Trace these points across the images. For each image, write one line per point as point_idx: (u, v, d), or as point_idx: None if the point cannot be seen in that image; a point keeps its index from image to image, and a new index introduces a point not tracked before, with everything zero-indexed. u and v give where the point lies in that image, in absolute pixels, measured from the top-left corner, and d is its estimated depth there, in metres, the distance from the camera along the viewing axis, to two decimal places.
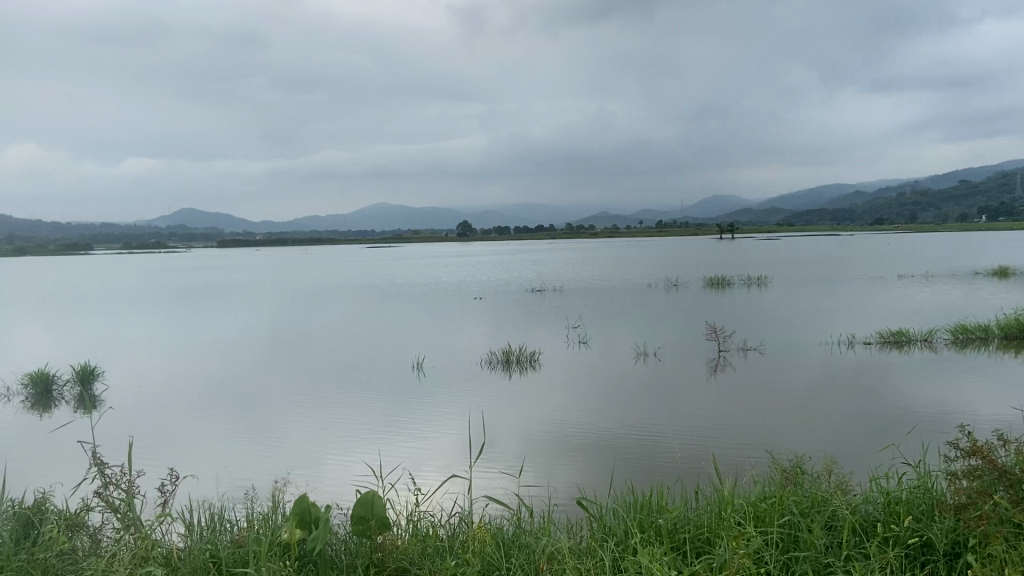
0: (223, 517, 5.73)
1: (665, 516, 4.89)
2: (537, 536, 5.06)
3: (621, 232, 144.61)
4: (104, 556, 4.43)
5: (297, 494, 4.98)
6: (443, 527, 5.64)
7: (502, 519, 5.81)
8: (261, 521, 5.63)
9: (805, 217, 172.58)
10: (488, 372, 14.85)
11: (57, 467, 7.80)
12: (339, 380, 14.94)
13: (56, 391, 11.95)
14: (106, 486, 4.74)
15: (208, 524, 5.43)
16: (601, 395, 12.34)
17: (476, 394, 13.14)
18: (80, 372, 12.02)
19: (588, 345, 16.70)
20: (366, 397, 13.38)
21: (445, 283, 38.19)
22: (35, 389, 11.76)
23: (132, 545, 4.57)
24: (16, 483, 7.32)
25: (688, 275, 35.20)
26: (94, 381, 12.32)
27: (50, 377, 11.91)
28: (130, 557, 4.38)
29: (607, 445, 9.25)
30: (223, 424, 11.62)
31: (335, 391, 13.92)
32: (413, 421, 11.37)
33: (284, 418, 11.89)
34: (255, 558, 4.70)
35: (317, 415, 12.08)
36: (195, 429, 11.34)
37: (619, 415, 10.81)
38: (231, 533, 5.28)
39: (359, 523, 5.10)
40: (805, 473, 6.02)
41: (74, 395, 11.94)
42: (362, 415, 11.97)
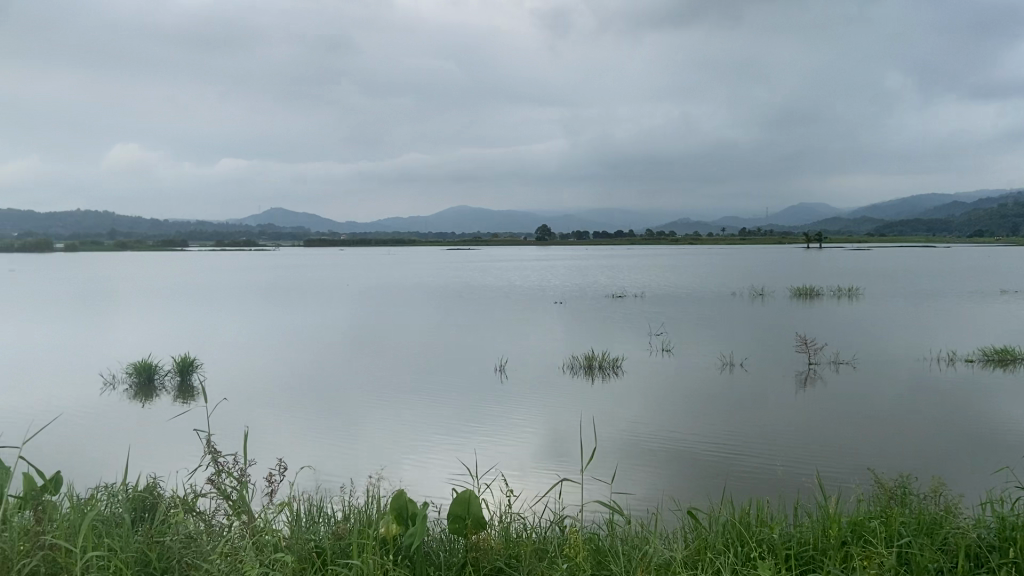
0: (322, 510, 5.89)
1: (770, 532, 4.78)
2: (635, 544, 5.01)
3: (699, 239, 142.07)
4: (218, 540, 4.59)
5: (396, 489, 5.10)
6: (537, 530, 5.65)
7: (595, 525, 5.78)
8: (357, 516, 5.77)
9: (893, 230, 166.22)
10: (571, 376, 14.84)
11: (166, 453, 8.16)
12: (421, 380, 15.14)
13: (158, 380, 12.52)
14: (218, 474, 4.89)
15: (309, 515, 5.56)
16: (684, 403, 12.20)
17: (559, 398, 13.17)
18: (181, 364, 12.57)
19: (672, 354, 16.47)
20: (448, 397, 13.54)
21: (523, 287, 38.23)
22: (139, 378, 12.35)
23: (244, 533, 4.71)
24: (129, 466, 7.71)
25: (772, 284, 34.31)
26: (193, 372, 12.88)
27: (153, 367, 12.48)
28: (243, 544, 4.53)
29: (695, 455, 9.13)
30: (308, 419, 11.90)
31: (416, 391, 14.14)
32: (495, 424, 11.46)
33: (369, 416, 12.13)
34: (359, 551, 4.83)
35: (397, 415, 12.18)
36: (286, 423, 11.72)
37: (706, 426, 10.65)
38: (331, 525, 5.41)
39: (455, 522, 5.17)
40: (911, 493, 5.78)
41: (174, 385, 12.49)
42: (446, 415, 12.12)
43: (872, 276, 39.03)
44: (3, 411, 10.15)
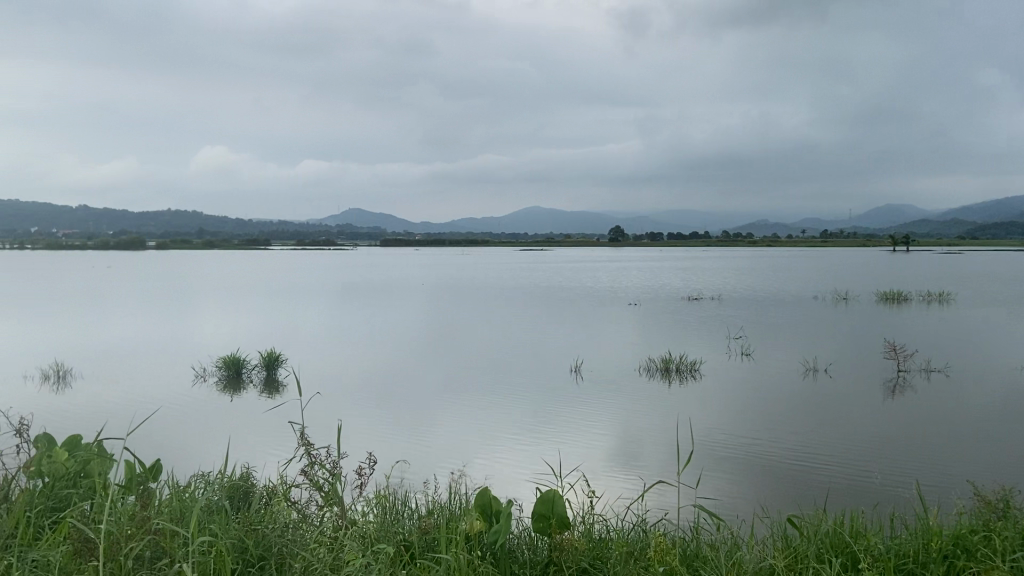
0: (406, 504, 5.99)
1: (866, 541, 4.64)
2: (724, 550, 4.94)
3: (775, 241, 138.61)
4: (310, 530, 4.70)
5: (481, 487, 5.19)
6: (621, 532, 5.61)
7: (680, 530, 5.71)
8: (440, 512, 5.84)
9: (984, 233, 158.77)
10: (647, 379, 14.71)
11: (260, 443, 8.46)
12: (496, 379, 15.27)
13: (246, 373, 12.98)
14: (311, 466, 5.01)
15: (394, 508, 5.64)
16: (766, 409, 11.94)
17: (635, 401, 13.04)
18: (267, 358, 12.99)
19: (752, 358, 16.13)
20: (524, 396, 13.61)
21: (596, 288, 38.02)
22: (228, 371, 12.83)
23: (335, 522, 4.82)
24: (226, 455, 8.03)
25: (857, 288, 33.20)
26: (279, 366, 13.30)
27: (241, 361, 12.95)
28: (335, 534, 4.63)
29: (778, 462, 8.92)
30: (388, 415, 12.15)
31: (493, 389, 14.26)
32: (572, 424, 11.45)
33: (447, 413, 12.31)
34: (443, 545, 4.88)
35: (467, 415, 12.19)
36: (366, 417, 11.98)
37: (789, 433, 10.39)
38: (416, 519, 5.49)
39: (540, 521, 5.19)
40: (1018, 507, 5.52)
41: (260, 379, 12.93)
42: (523, 414, 12.19)
43: (961, 281, 37.41)
44: (102, 401, 10.67)
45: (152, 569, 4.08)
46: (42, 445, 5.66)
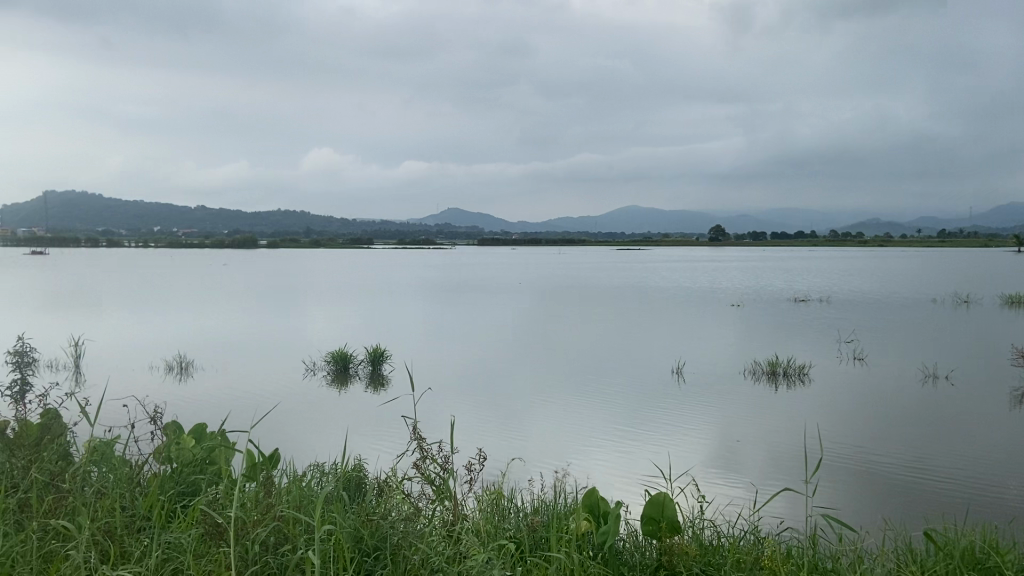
0: (513, 500, 6.01)
1: (1006, 560, 4.33)
2: (844, 565, 4.74)
3: (885, 241, 132.29)
4: (423, 522, 4.77)
5: (588, 488, 5.16)
6: (732, 539, 5.46)
7: (793, 540, 5.51)
8: (547, 510, 5.84)
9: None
10: (753, 382, 14.31)
11: (370, 435, 8.73)
12: (596, 379, 15.21)
13: (352, 368, 13.43)
14: (423, 459, 5.08)
15: (502, 505, 5.66)
16: (882, 417, 11.39)
17: (739, 404, 12.71)
18: (373, 353, 13.41)
19: (865, 363, 15.46)
20: (624, 397, 13.50)
21: (697, 289, 37.27)
22: (335, 365, 13.32)
23: (445, 516, 4.88)
24: (339, 446, 8.34)
25: (979, 291, 31.33)
26: (384, 362, 13.68)
27: (348, 355, 13.42)
28: (446, 529, 4.68)
29: (893, 473, 8.50)
30: (489, 412, 12.29)
31: (592, 389, 14.22)
32: (675, 427, 11.27)
33: (546, 412, 12.37)
34: (552, 544, 4.86)
35: (564, 415, 12.16)
36: (468, 413, 12.19)
37: (908, 443, 9.88)
38: (523, 517, 5.49)
39: (650, 524, 5.14)
40: None
41: (366, 374, 13.35)
42: (623, 415, 12.09)
43: None
44: (221, 392, 11.25)
45: (276, 554, 4.20)
46: (171, 434, 5.95)
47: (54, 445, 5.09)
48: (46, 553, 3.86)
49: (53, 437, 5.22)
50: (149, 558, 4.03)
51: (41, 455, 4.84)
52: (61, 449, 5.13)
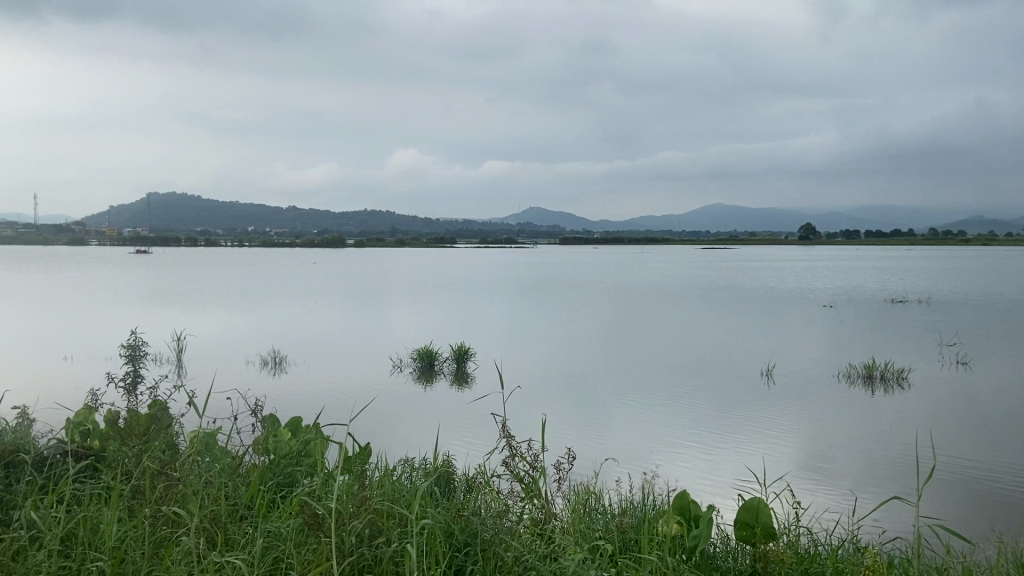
0: (600, 499, 5.95)
1: None
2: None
3: (988, 240, 125.56)
4: (513, 519, 4.77)
5: (680, 491, 5.04)
6: (831, 547, 5.26)
7: (897, 551, 5.25)
8: (635, 512, 5.76)
9: None
10: (847, 386, 13.80)
11: (458, 432, 8.85)
12: (682, 380, 14.99)
13: (438, 365, 13.64)
14: (512, 457, 5.07)
15: (590, 504, 5.61)
16: (989, 425, 10.79)
17: (832, 408, 12.30)
18: (457, 351, 13.58)
19: (969, 368, 14.70)
20: (711, 399, 13.25)
21: (786, 288, 36.23)
22: (421, 363, 13.55)
23: (534, 514, 4.86)
24: (429, 441, 8.48)
25: None
26: (468, 360, 13.83)
27: (434, 353, 13.63)
28: (535, 528, 4.66)
29: (1003, 485, 8.03)
30: (574, 411, 12.28)
31: (678, 390, 14.02)
32: (766, 431, 10.97)
33: (631, 412, 12.26)
34: (643, 546, 4.77)
35: (650, 416, 12.03)
36: (553, 412, 12.20)
37: (1017, 453, 9.33)
38: (612, 518, 5.42)
39: (743, 529, 4.99)
40: None
41: (451, 371, 13.53)
42: (710, 417, 11.87)
43: None
44: (314, 386, 11.60)
45: (372, 546, 4.26)
46: (268, 426, 6.15)
47: (163, 435, 5.34)
48: (158, 538, 4.04)
49: (161, 428, 5.47)
50: (252, 545, 4.17)
51: (151, 444, 5.08)
52: (168, 440, 5.37)
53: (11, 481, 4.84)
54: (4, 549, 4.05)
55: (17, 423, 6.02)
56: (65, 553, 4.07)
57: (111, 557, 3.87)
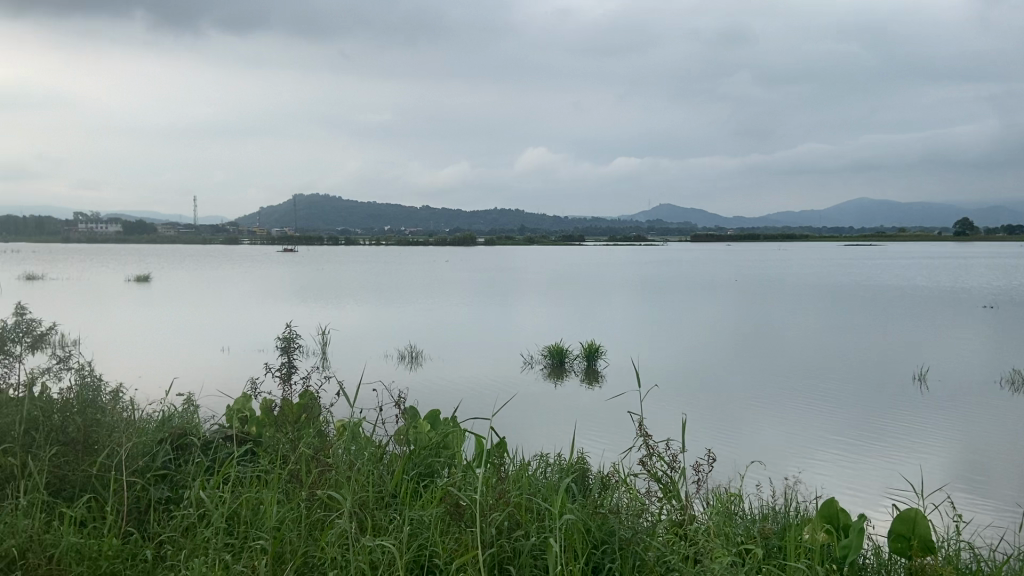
0: (739, 503, 5.78)
1: None
2: None
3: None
4: (650, 519, 4.69)
5: (826, 497, 4.80)
6: (999, 566, 4.86)
7: None
8: (777, 518, 5.54)
9: None
10: (1012, 393, 12.72)
11: (590, 430, 8.83)
12: (824, 383, 14.32)
13: (569, 363, 13.70)
14: (649, 457, 5.00)
15: (729, 507, 5.43)
16: None
17: (995, 416, 11.38)
18: (588, 349, 13.58)
19: None
20: (856, 403, 12.57)
21: (942, 288, 33.82)
22: (552, 360, 13.65)
23: (671, 515, 4.77)
24: (562, 437, 8.53)
25: None
26: (599, 358, 13.79)
27: (564, 351, 13.70)
28: (673, 529, 4.56)
29: None
30: (709, 412, 11.98)
31: (820, 393, 13.39)
32: (920, 439, 10.28)
33: (769, 415, 11.84)
34: (788, 553, 4.59)
35: (790, 419, 11.57)
36: (687, 411, 11.96)
37: None
38: (754, 524, 5.23)
39: (897, 541, 4.69)
40: None
41: (582, 369, 13.55)
42: (856, 422, 11.27)
43: None
44: (449, 380, 11.91)
45: (512, 539, 4.31)
46: (410, 419, 6.34)
47: (314, 423, 5.62)
48: (313, 520, 4.26)
49: (312, 417, 5.74)
50: (398, 532, 4.33)
51: (304, 432, 5.34)
52: (319, 429, 5.64)
53: (181, 461, 5.24)
54: (176, 525, 4.39)
55: (186, 408, 6.52)
56: (230, 530, 4.36)
57: (270, 536, 4.12)
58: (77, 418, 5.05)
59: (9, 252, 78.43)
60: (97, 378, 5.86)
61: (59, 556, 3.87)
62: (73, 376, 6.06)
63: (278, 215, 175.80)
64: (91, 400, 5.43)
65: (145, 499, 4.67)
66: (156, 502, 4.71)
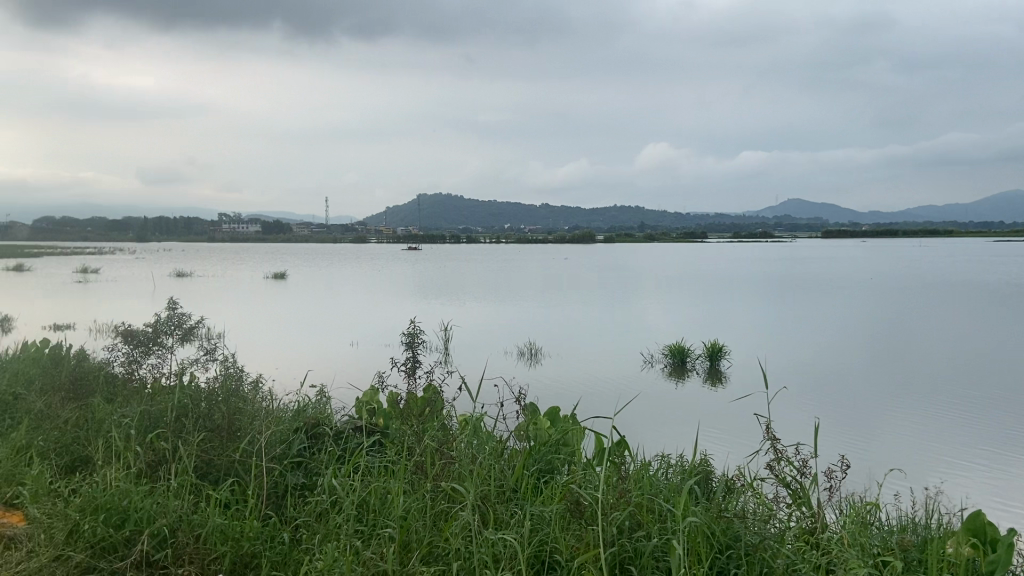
0: (873, 512, 5.46)
1: None
2: None
3: None
4: (779, 526, 4.51)
5: (973, 510, 4.46)
6: None
7: None
8: (917, 531, 5.20)
9: None
10: None
11: (712, 432, 8.62)
12: (971, 389, 13.34)
13: (690, 363, 13.43)
14: (777, 462, 4.83)
15: (863, 516, 5.15)
16: None
17: None
18: (711, 349, 13.26)
19: None
20: (1009, 411, 11.62)
21: None
22: (673, 360, 13.44)
23: (801, 523, 4.58)
24: (683, 438, 8.37)
25: None
26: (723, 359, 13.44)
27: (686, 351, 13.45)
28: (801, 536, 4.37)
29: None
30: (841, 416, 11.40)
31: (966, 400, 12.48)
32: None
33: (907, 421, 11.15)
34: (929, 566, 4.30)
35: (930, 426, 10.86)
36: (817, 415, 11.46)
37: None
38: (891, 534, 4.93)
39: None
40: None
41: (704, 369, 13.26)
42: (1009, 432, 10.42)
43: None
44: (568, 378, 11.95)
45: (634, 540, 4.26)
46: (530, 415, 6.40)
47: (437, 417, 5.77)
48: (437, 511, 4.38)
49: (435, 411, 5.90)
50: (519, 526, 4.38)
51: (427, 425, 5.49)
52: (441, 422, 5.79)
53: (315, 449, 5.52)
54: (311, 510, 4.62)
55: (319, 399, 6.86)
56: (360, 518, 4.54)
57: (397, 526, 4.25)
58: (220, 407, 5.40)
59: (163, 249, 84.93)
60: (239, 369, 6.25)
61: (206, 535, 4.15)
62: (219, 366, 6.51)
63: (403, 214, 181.82)
64: (234, 390, 5.81)
65: (282, 484, 4.94)
66: (292, 487, 4.98)
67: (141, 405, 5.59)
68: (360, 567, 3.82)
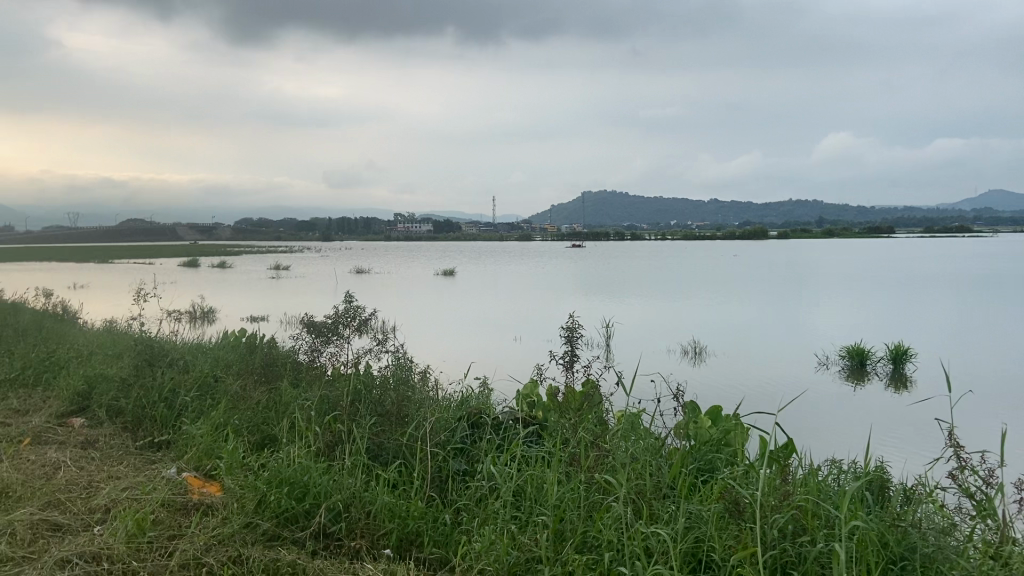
0: None
1: None
2: None
3: None
4: (961, 538, 4.15)
5: None
6: None
7: None
8: None
9: None
10: None
11: (889, 438, 8.06)
12: None
13: (871, 366, 12.56)
14: (960, 470, 4.44)
15: None
16: None
17: None
18: (894, 352, 12.34)
19: None
20: None
21: None
22: (851, 362, 12.62)
23: (987, 536, 4.19)
24: (857, 443, 7.88)
25: None
26: (907, 362, 12.47)
27: (865, 353, 12.59)
28: (987, 549, 4.00)
29: None
30: None
31: None
32: None
33: None
34: None
35: None
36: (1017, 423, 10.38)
37: None
38: None
39: None
40: None
41: (886, 373, 12.37)
42: None
43: None
44: (734, 377, 11.55)
45: (796, 544, 4.08)
46: (690, 413, 6.28)
47: (594, 410, 5.79)
48: (592, 502, 4.41)
49: (593, 405, 5.94)
50: (675, 523, 4.33)
51: (584, 418, 5.53)
52: (599, 416, 5.81)
53: (476, 438, 5.72)
54: (471, 495, 4.81)
55: (481, 390, 7.09)
56: (516, 505, 4.67)
57: (551, 514, 4.33)
58: (391, 394, 5.75)
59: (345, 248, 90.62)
60: (409, 359, 6.60)
61: (376, 512, 4.44)
62: (390, 356, 6.90)
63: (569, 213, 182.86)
64: (404, 379, 6.15)
65: (445, 469, 5.16)
66: (455, 473, 5.18)
67: (321, 391, 6.04)
68: (517, 552, 3.94)
